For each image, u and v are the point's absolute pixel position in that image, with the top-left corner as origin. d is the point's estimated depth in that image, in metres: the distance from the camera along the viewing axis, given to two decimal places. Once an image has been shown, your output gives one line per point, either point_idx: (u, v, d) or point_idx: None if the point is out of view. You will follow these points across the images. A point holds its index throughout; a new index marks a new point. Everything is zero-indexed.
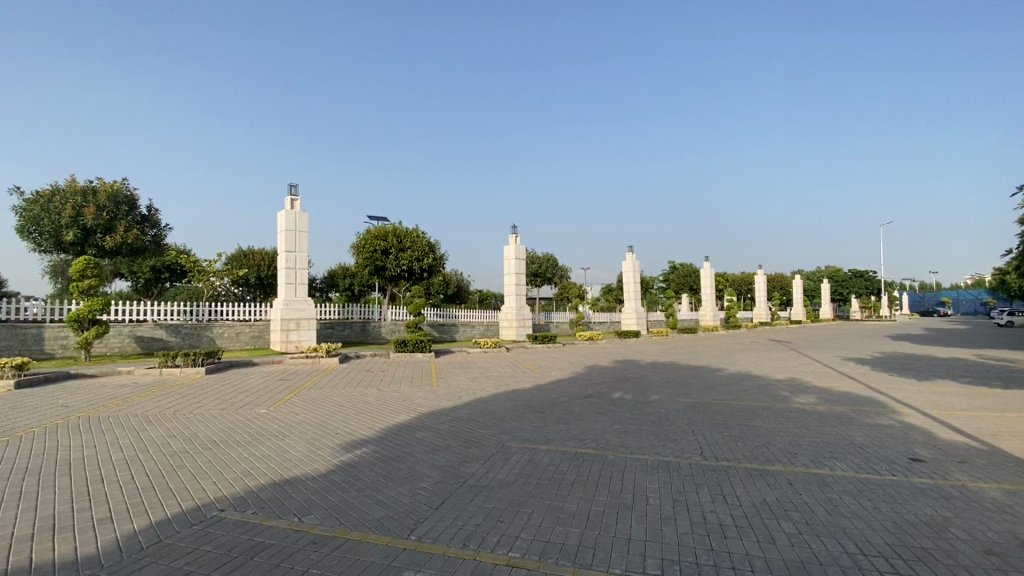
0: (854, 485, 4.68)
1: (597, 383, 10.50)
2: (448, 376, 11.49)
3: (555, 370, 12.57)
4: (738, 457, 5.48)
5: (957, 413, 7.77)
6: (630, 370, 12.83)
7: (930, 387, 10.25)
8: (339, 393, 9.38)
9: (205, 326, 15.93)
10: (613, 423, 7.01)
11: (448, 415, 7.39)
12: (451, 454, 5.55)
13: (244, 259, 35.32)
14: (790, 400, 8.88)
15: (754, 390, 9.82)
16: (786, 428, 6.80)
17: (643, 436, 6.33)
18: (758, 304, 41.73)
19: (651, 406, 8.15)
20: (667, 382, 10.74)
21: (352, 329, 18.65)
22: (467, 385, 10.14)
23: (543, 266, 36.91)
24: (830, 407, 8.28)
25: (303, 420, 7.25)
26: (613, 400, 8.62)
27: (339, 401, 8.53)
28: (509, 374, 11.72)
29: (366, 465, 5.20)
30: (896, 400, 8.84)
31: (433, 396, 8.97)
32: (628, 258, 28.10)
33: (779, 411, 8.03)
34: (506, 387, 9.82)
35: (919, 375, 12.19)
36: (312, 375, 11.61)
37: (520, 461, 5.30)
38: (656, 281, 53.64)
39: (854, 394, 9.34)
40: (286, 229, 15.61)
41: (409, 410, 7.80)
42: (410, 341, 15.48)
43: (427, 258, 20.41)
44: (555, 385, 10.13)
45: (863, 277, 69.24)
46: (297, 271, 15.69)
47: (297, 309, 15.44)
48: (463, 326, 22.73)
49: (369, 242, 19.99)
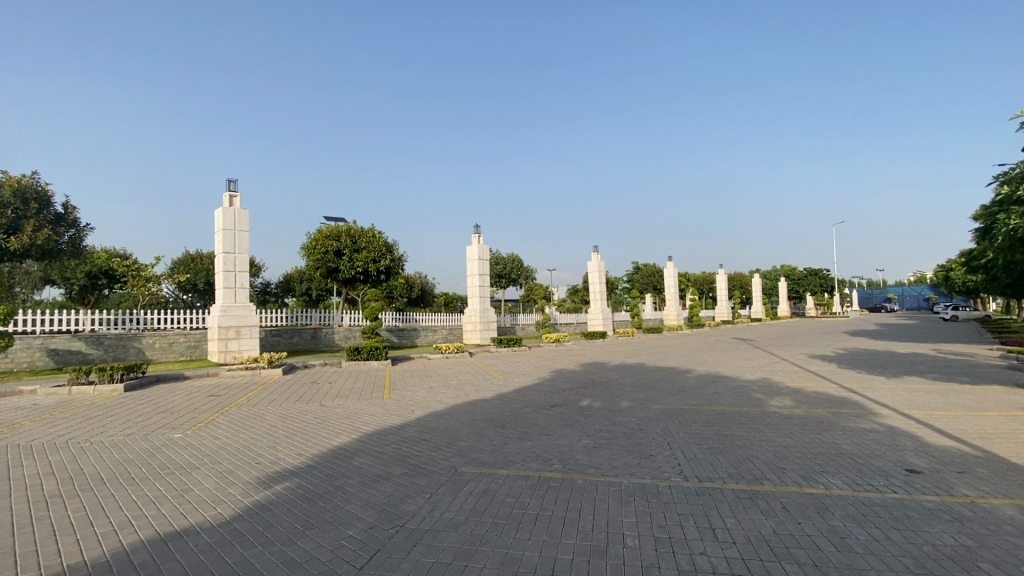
0: (856, 509, 4.06)
1: (564, 390, 9.75)
2: (402, 387, 10.50)
3: (519, 377, 11.76)
4: (723, 476, 4.80)
5: (937, 413, 7.45)
6: (599, 373, 12.16)
7: (900, 384, 10.05)
8: (273, 411, 8.26)
9: (133, 337, 14.32)
10: (582, 437, 6.26)
11: (395, 435, 6.45)
12: (391, 487, 4.64)
13: (191, 262, 33.06)
14: (766, 402, 8.41)
15: (728, 393, 9.32)
16: (768, 437, 6.23)
17: (616, 452, 5.59)
18: (720, 304, 42.36)
19: (622, 415, 7.47)
20: (638, 386, 10.13)
21: (301, 336, 17.31)
22: (422, 397, 9.20)
23: (508, 267, 36.17)
24: (808, 410, 7.84)
25: (222, 447, 6.16)
26: (581, 409, 7.90)
27: (271, 422, 7.45)
28: (469, 382, 10.85)
29: (284, 507, 4.23)
30: (873, 399, 8.50)
31: (381, 412, 7.99)
32: (593, 258, 27.72)
33: (757, 416, 7.49)
34: (465, 398, 8.95)
35: (886, 371, 12.08)
36: (249, 390, 10.40)
37: (474, 493, 4.45)
38: (621, 281, 53.85)
39: (829, 395, 8.94)
40: (225, 229, 14.28)
41: (350, 429, 6.82)
42: (364, 348, 14.36)
43: (384, 259, 19.26)
44: (518, 394, 9.32)
45: (817, 276, 71.84)
46: (237, 274, 14.37)
47: (237, 315, 14.12)
48: (424, 330, 21.67)
49: (321, 242, 18.71)
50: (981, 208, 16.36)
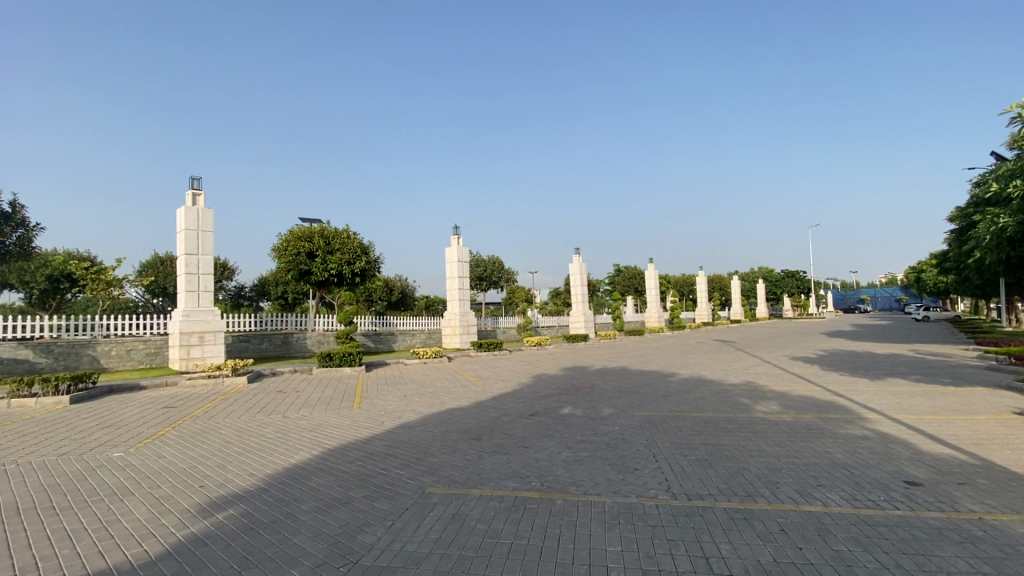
0: (859, 529, 3.71)
1: (544, 396, 9.33)
2: (374, 395, 9.94)
3: (498, 382, 11.29)
4: (713, 493, 4.41)
5: (926, 417, 7.24)
6: (580, 378, 11.78)
7: (884, 387, 9.88)
8: (230, 424, 7.64)
9: (86, 344, 13.42)
10: (561, 449, 5.83)
11: (360, 451, 5.94)
12: (347, 514, 4.14)
13: (159, 266, 31.77)
14: (752, 407, 8.13)
15: (713, 397, 9.02)
16: (758, 447, 5.89)
17: (598, 467, 5.18)
18: (701, 306, 42.58)
19: (604, 424, 7.06)
20: (621, 391, 9.76)
21: (271, 342, 16.58)
22: (393, 406, 8.67)
23: (489, 270, 35.64)
24: (795, 415, 7.56)
25: (165, 468, 5.55)
26: (561, 417, 7.47)
27: (226, 437, 6.85)
28: (445, 390, 10.34)
29: (222, 542, 3.69)
30: (860, 403, 8.28)
31: (348, 424, 7.44)
32: (574, 260, 27.43)
33: (744, 423, 7.17)
34: (439, 407, 8.46)
35: (868, 373, 11.96)
36: (208, 400, 9.72)
37: (441, 520, 3.97)
38: (603, 283, 53.82)
39: (816, 399, 8.70)
40: (188, 229, 13.52)
41: (312, 445, 6.28)
42: (336, 354, 13.74)
43: (360, 261, 18.61)
44: (496, 401, 8.86)
45: (794, 278, 73.10)
46: (201, 277, 13.59)
47: (200, 320, 13.35)
48: (402, 334, 21.05)
49: (292, 243, 17.99)
50: (956, 210, 16.51)
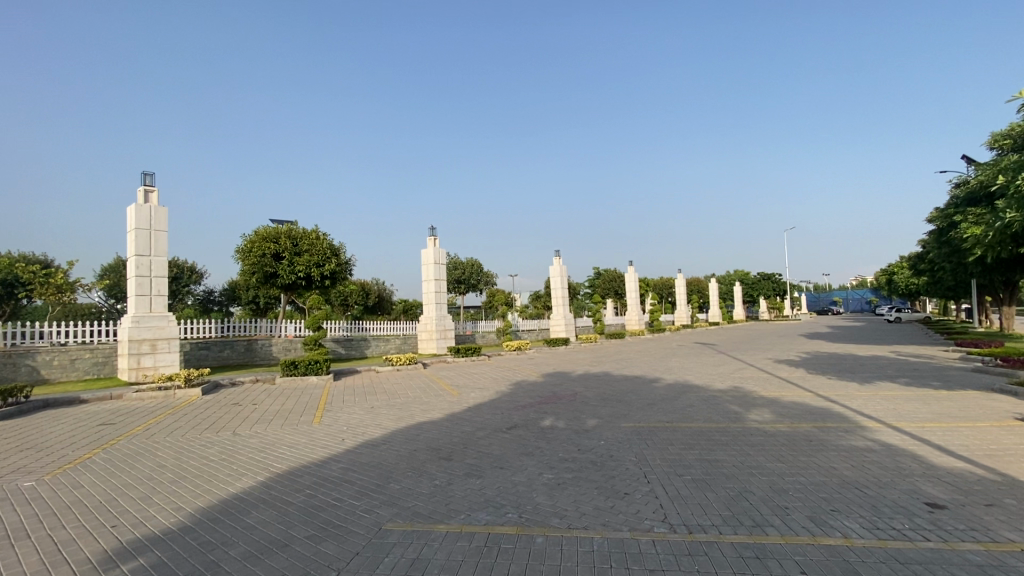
0: (892, 570, 3.15)
1: (523, 406, 8.70)
2: (339, 407, 9.13)
3: (474, 391, 10.60)
4: (717, 524, 3.84)
5: (927, 425, 6.85)
6: (561, 385, 11.17)
7: (875, 392, 9.54)
8: (170, 444, 6.75)
9: (23, 354, 12.16)
10: (542, 470, 5.20)
11: (312, 477, 5.19)
12: (285, 561, 3.42)
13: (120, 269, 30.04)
14: (744, 415, 7.65)
15: (701, 405, 8.52)
16: (758, 462, 5.35)
17: (584, 492, 4.55)
18: (680, 308, 42.54)
19: (589, 438, 6.45)
20: (604, 399, 9.18)
21: (233, 349, 15.55)
22: (358, 421, 7.91)
23: (467, 272, 34.80)
24: (791, 424, 7.09)
25: (77, 500, 4.71)
26: (542, 431, 6.84)
27: (161, 460, 5.99)
28: (417, 400, 9.60)
29: None
30: (855, 410, 7.87)
31: (304, 443, 6.65)
32: (554, 263, 26.91)
33: (738, 433, 6.66)
34: (409, 420, 7.75)
35: (856, 376, 11.66)
36: (152, 415, 8.75)
37: (397, 568, 3.28)
38: (582, 286, 53.58)
39: (809, 406, 8.27)
40: (139, 228, 12.47)
41: (258, 470, 5.50)
42: (301, 362, 12.84)
43: (329, 263, 17.69)
44: (470, 413, 8.18)
45: (769, 280, 74.17)
46: (153, 280, 12.55)
47: (152, 326, 12.29)
48: (376, 339, 20.14)
49: (257, 244, 16.97)
50: (935, 212, 16.50)
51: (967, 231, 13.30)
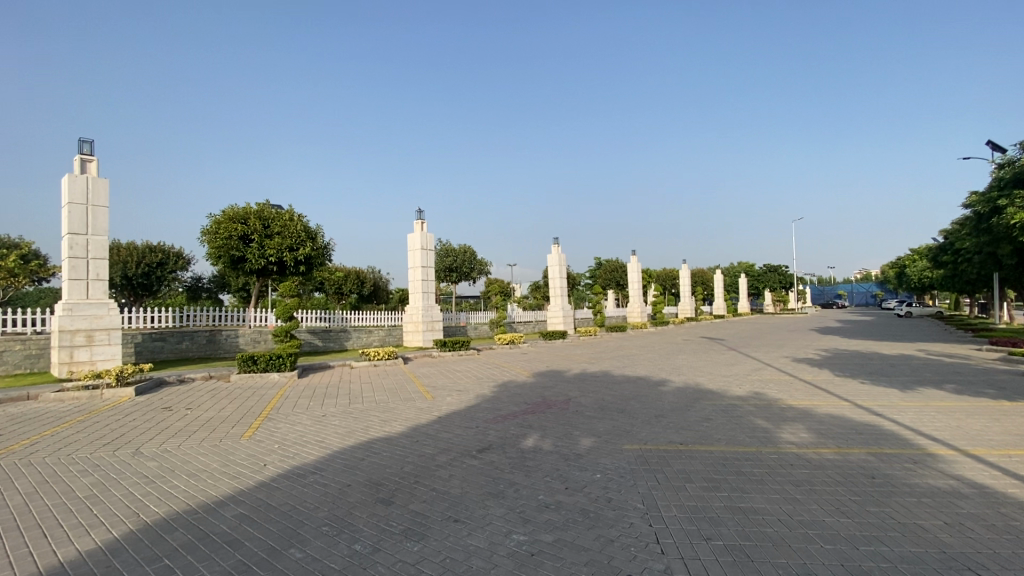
0: None
1: (503, 417, 7.19)
2: (283, 413, 7.63)
3: (450, 394, 9.08)
4: None
5: (1014, 453, 5.31)
6: (553, 388, 9.65)
7: (925, 402, 8.00)
8: (42, 468, 5.25)
9: None
10: (512, 528, 3.67)
11: (189, 533, 3.69)
12: None
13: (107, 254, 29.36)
14: (776, 434, 6.11)
15: (720, 417, 7.00)
16: (816, 518, 3.82)
17: (566, 573, 3.04)
18: (683, 301, 40.89)
19: (581, 468, 4.93)
20: (602, 408, 7.66)
21: (192, 341, 14.05)
22: (297, 436, 6.40)
23: (460, 259, 33.21)
24: (839, 448, 5.57)
25: None
26: (521, 457, 5.31)
27: (9, 497, 4.50)
28: (381, 406, 8.11)
29: None
30: (912, 429, 6.34)
31: (214, 470, 5.16)
32: (553, 251, 25.36)
33: (775, 461, 5.14)
34: (360, 437, 6.26)
35: (893, 381, 10.11)
36: (56, 422, 7.25)
37: None
38: (583, 276, 51.93)
39: (853, 421, 6.75)
40: (73, 203, 10.91)
41: (122, 517, 3.99)
42: (261, 357, 11.35)
43: (304, 247, 16.12)
44: (437, 426, 6.65)
45: (775, 272, 72.14)
46: (91, 262, 11.01)
47: (88, 315, 10.78)
48: (357, 331, 18.61)
49: (223, 225, 15.44)
50: (974, 195, 14.91)
51: (1015, 215, 11.76)
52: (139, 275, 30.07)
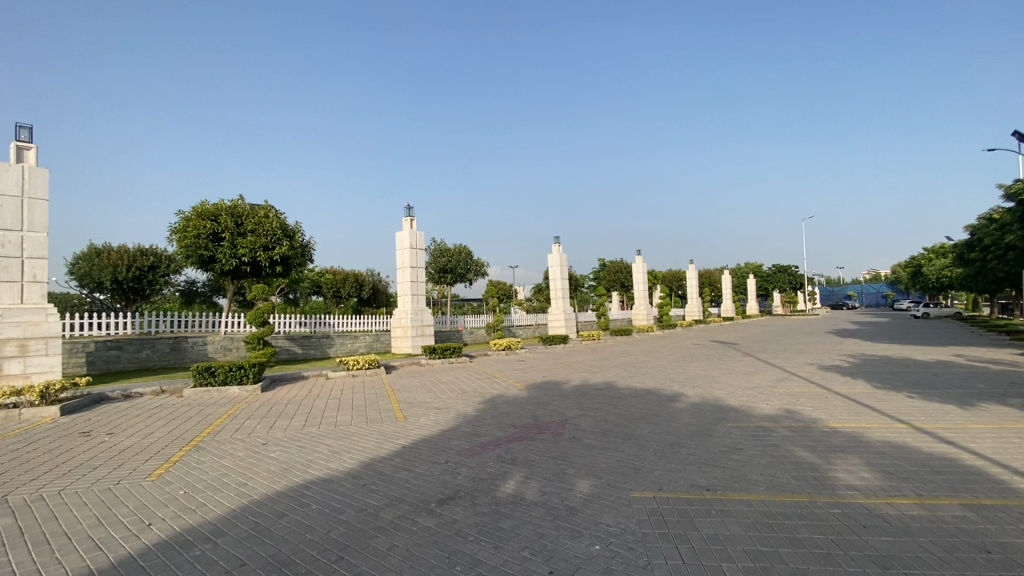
0: None
1: (481, 447, 5.81)
2: (217, 442, 6.28)
3: (426, 414, 7.74)
4: None
5: None
6: (548, 404, 8.27)
7: (996, 423, 6.58)
8: None
9: None
10: None
11: None
12: None
13: (96, 256, 28.26)
14: (829, 474, 4.71)
15: (751, 448, 5.59)
16: None
17: None
18: (691, 303, 39.33)
19: (575, 535, 3.54)
20: (604, 434, 6.27)
21: (155, 349, 12.77)
22: (217, 475, 5.05)
23: (456, 260, 31.81)
24: (920, 498, 4.16)
25: None
26: (495, 514, 3.91)
27: None
28: (339, 431, 6.75)
29: None
30: (1002, 465, 4.91)
31: (76, 532, 3.80)
32: (554, 250, 23.99)
33: (844, 522, 3.73)
34: (295, 477, 4.91)
35: (945, 394, 8.67)
36: None
37: None
38: (587, 278, 50.42)
39: (922, 454, 5.31)
40: (6, 195, 9.66)
41: None
42: (219, 368, 10.01)
43: (280, 246, 14.86)
44: (396, 461, 5.30)
45: (786, 273, 70.26)
46: (28, 262, 9.76)
47: (20, 322, 9.52)
48: (341, 337, 17.29)
49: (191, 223, 14.21)
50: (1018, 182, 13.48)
51: None
52: (129, 279, 28.81)
